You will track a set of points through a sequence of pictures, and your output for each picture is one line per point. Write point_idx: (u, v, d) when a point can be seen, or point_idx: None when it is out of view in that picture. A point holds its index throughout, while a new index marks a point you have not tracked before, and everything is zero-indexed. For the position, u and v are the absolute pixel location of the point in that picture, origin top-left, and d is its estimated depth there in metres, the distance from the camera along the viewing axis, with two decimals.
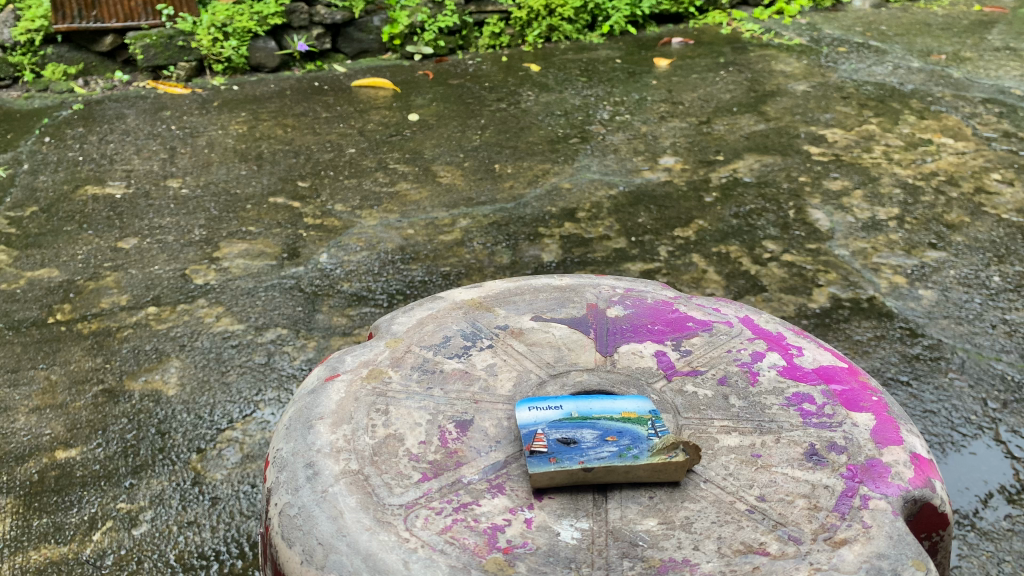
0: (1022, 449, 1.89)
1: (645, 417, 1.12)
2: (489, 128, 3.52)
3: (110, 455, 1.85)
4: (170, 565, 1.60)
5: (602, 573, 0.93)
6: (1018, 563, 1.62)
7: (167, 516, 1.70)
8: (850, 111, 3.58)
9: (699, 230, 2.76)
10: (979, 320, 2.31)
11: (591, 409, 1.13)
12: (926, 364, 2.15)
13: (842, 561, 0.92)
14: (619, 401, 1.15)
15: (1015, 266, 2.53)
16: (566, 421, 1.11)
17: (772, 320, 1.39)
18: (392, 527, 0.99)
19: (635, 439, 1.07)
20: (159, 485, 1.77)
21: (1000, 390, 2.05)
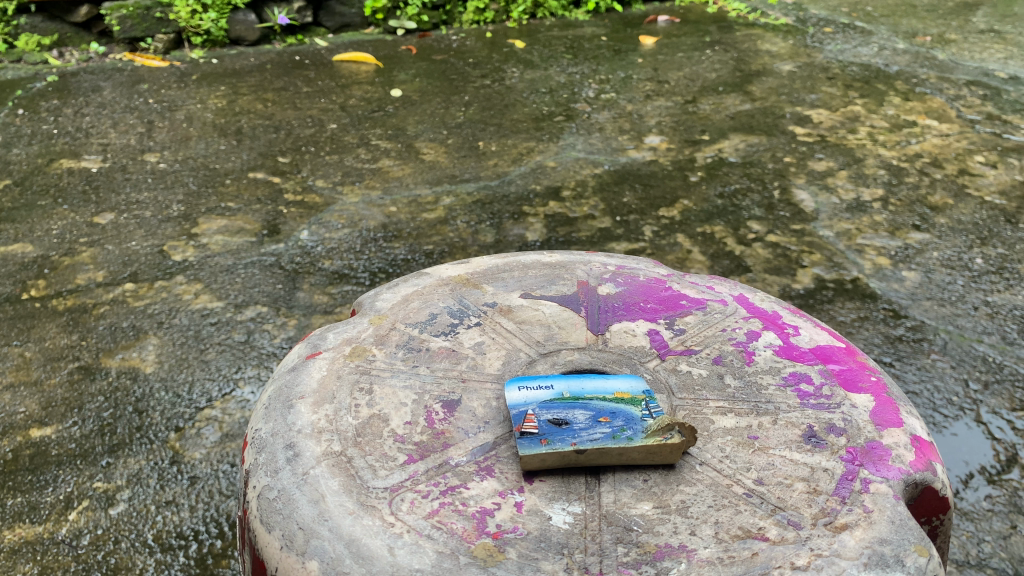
0: (1002, 430, 1.88)
1: (639, 398, 1.08)
2: (473, 105, 3.46)
3: (86, 433, 1.79)
4: (147, 545, 1.55)
5: (597, 560, 0.89)
6: (997, 544, 1.61)
7: (145, 495, 1.65)
8: (836, 92, 3.55)
9: (684, 210, 2.73)
10: (961, 302, 2.29)
11: (584, 390, 1.09)
12: (908, 346, 2.13)
13: (844, 547, 0.89)
14: (612, 381, 1.11)
15: (998, 248, 2.52)
16: (558, 403, 1.07)
17: (767, 299, 1.35)
18: (376, 511, 0.95)
19: (628, 420, 1.03)
20: (136, 464, 1.72)
21: (982, 371, 2.04)
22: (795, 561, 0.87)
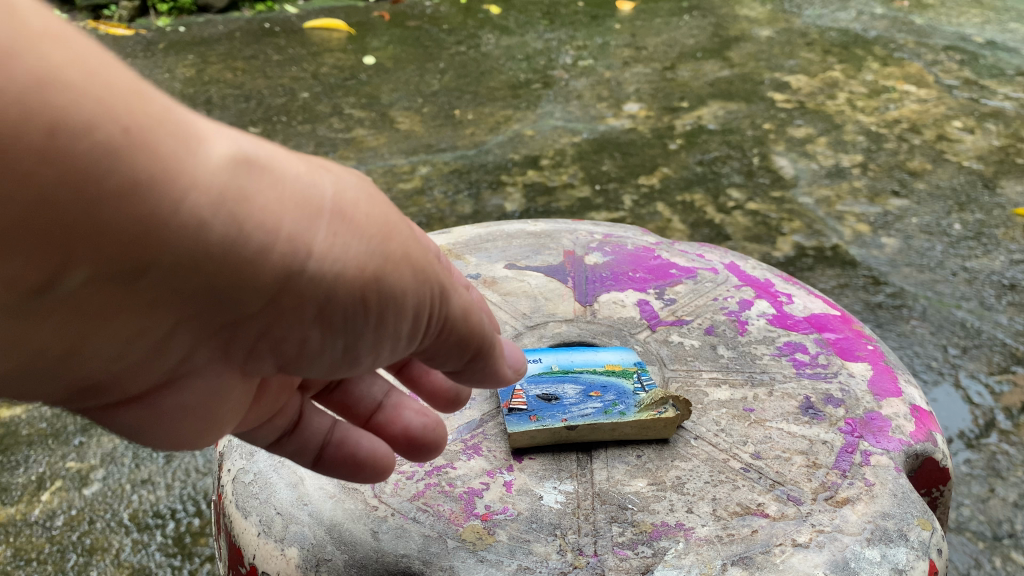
0: (980, 395, 1.87)
1: (630, 369, 1.05)
2: (449, 73, 3.38)
3: (57, 414, 1.90)
4: (124, 525, 1.64)
5: (591, 541, 0.85)
6: (976, 507, 1.61)
7: (120, 474, 1.75)
8: (815, 57, 3.49)
9: (664, 178, 2.69)
10: (940, 268, 2.27)
11: (573, 363, 1.06)
12: (888, 313, 2.12)
13: (846, 523, 0.86)
14: (602, 354, 1.08)
15: (976, 214, 2.49)
16: (547, 375, 1.03)
17: (759, 266, 1.31)
18: (359, 495, 0.91)
19: (620, 394, 0.99)
20: (110, 444, 1.82)
21: (961, 337, 2.03)
22: (797, 538, 0.84)
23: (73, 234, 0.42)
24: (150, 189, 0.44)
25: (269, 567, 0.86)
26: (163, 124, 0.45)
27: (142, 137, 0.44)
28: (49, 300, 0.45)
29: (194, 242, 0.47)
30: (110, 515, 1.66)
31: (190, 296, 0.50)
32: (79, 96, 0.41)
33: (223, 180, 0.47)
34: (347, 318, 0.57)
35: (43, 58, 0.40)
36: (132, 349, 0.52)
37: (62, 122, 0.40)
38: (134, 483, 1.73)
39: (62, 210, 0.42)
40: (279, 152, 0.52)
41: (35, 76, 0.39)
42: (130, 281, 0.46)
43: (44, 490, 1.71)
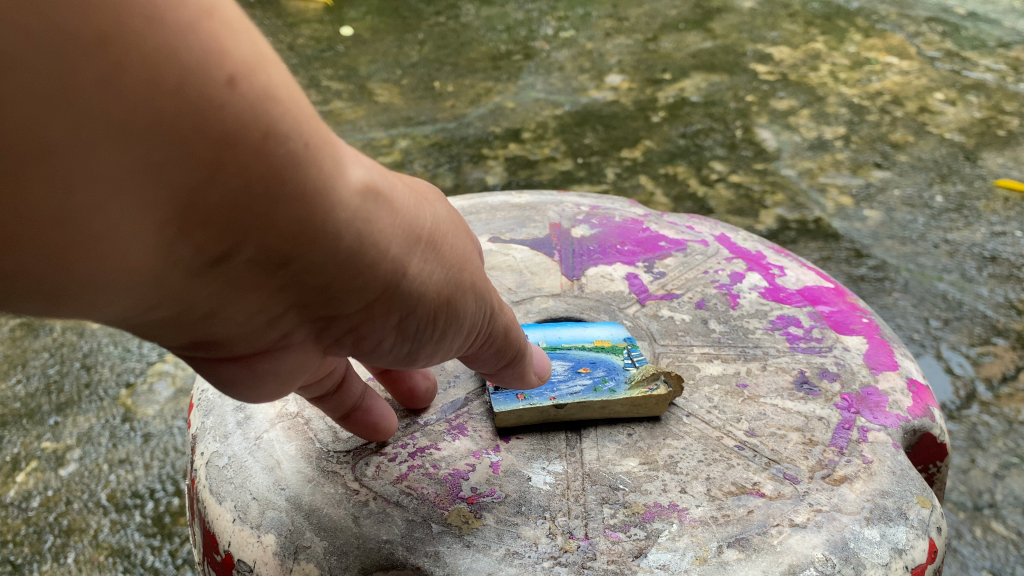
0: (962, 366, 1.85)
1: (620, 343, 1.02)
2: (428, 44, 3.31)
3: (32, 392, 1.85)
4: (101, 505, 1.60)
5: (581, 523, 0.82)
6: (957, 479, 1.61)
7: (96, 454, 1.70)
8: (798, 29, 3.37)
9: (646, 151, 2.65)
10: (922, 240, 2.24)
11: (561, 338, 1.03)
12: (870, 285, 2.10)
13: (844, 502, 0.83)
14: (591, 329, 1.05)
15: (958, 186, 2.44)
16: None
17: (750, 238, 1.28)
18: (338, 477, 0.87)
19: (610, 371, 0.96)
20: (87, 423, 1.77)
21: (942, 309, 2.01)
22: (794, 518, 0.81)
23: (257, 219, 0.54)
24: (316, 196, 0.57)
25: (245, 555, 0.82)
26: (329, 149, 0.58)
27: (315, 154, 0.56)
28: (219, 275, 0.56)
29: (335, 248, 0.60)
30: (87, 495, 1.62)
31: (314, 286, 0.62)
32: (286, 115, 0.53)
33: (360, 200, 0.61)
34: (419, 327, 0.72)
35: (269, 80, 0.52)
36: (248, 321, 0.63)
37: (273, 131, 0.52)
38: (113, 463, 1.69)
39: (257, 202, 0.53)
40: (392, 182, 0.67)
41: (265, 93, 0.51)
42: (280, 267, 0.58)
43: (20, 470, 1.66)
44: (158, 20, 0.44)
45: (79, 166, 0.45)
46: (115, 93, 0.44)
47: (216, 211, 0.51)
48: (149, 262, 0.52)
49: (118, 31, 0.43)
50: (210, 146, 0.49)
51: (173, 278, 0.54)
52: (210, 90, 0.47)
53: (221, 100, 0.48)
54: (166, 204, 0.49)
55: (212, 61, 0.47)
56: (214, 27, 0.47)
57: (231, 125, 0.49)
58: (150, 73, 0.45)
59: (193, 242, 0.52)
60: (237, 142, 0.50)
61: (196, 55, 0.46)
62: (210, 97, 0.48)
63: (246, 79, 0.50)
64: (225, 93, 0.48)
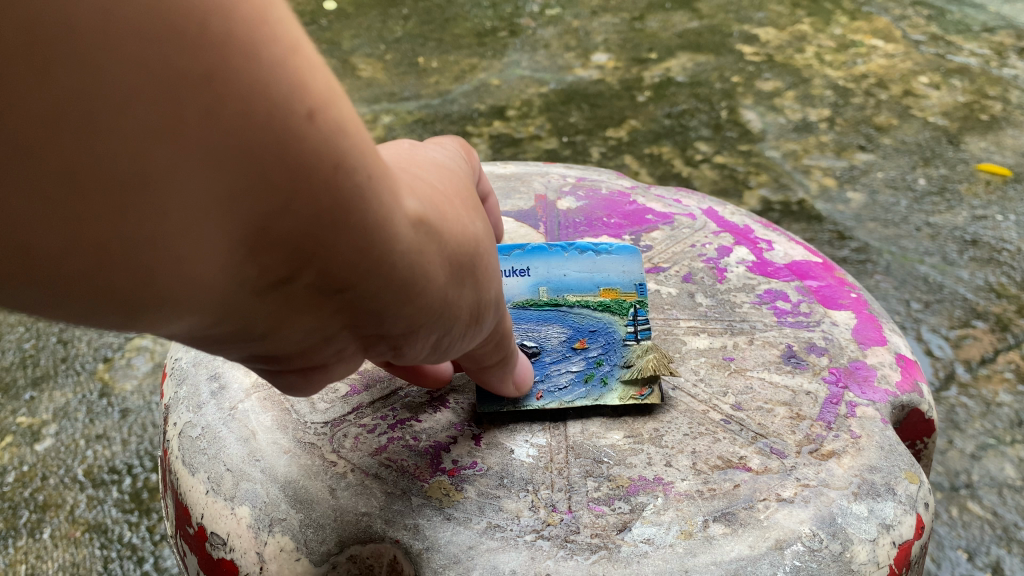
0: (941, 348, 1.85)
1: (630, 295, 1.04)
2: (412, 19, 3.25)
3: (7, 366, 1.81)
4: (77, 481, 1.57)
5: (564, 496, 0.80)
6: (936, 460, 1.61)
7: (73, 429, 1.67)
8: (784, 9, 3.32)
9: (631, 130, 2.62)
10: (904, 223, 2.23)
11: (567, 284, 1.06)
12: (853, 267, 2.09)
13: (832, 477, 0.82)
14: (601, 272, 1.07)
15: (941, 169, 2.43)
16: (536, 308, 1.03)
17: (738, 212, 1.26)
18: (315, 449, 0.85)
19: (607, 349, 0.98)
20: (63, 398, 1.74)
21: (923, 292, 2.01)
22: (781, 493, 0.80)
23: (320, 250, 0.52)
24: (376, 226, 0.55)
25: (218, 527, 0.80)
26: (386, 178, 0.57)
27: (377, 186, 0.55)
28: (275, 299, 0.53)
29: (390, 276, 0.59)
30: (64, 471, 1.59)
31: (364, 312, 0.61)
32: (357, 149, 0.51)
33: (414, 230, 0.60)
34: (449, 341, 0.72)
35: (342, 113, 0.50)
36: (298, 341, 0.60)
37: (345, 164, 0.50)
38: (90, 439, 1.65)
39: (323, 231, 0.51)
40: (440, 207, 0.65)
41: (340, 126, 0.49)
42: (336, 295, 0.56)
43: None
44: (255, 55, 0.42)
45: (165, 197, 0.42)
46: (209, 124, 0.41)
47: (284, 239, 0.49)
48: (212, 293, 0.49)
49: (220, 64, 0.41)
50: (285, 179, 0.47)
51: (236, 300, 0.51)
52: (293, 123, 0.46)
53: (302, 135, 0.46)
54: (239, 230, 0.46)
55: (296, 93, 0.45)
56: (300, 58, 0.45)
57: (309, 158, 0.47)
58: (244, 107, 0.43)
59: (261, 264, 0.50)
60: (313, 174, 0.48)
61: (284, 86, 0.44)
62: (292, 130, 0.46)
63: (325, 113, 0.48)
64: (305, 127, 0.46)
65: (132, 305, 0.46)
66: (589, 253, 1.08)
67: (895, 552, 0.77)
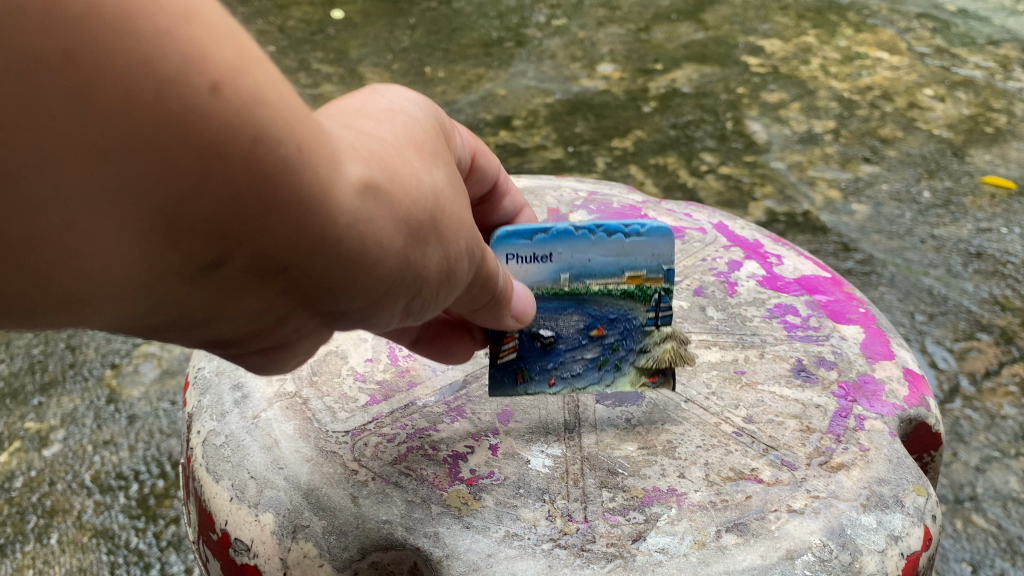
0: (945, 360, 1.87)
1: (656, 281, 0.90)
2: (419, 28, 3.28)
3: (16, 371, 1.83)
4: (85, 486, 1.59)
5: (580, 506, 0.82)
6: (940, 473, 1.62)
7: (81, 435, 1.69)
8: (789, 21, 3.34)
9: (637, 141, 2.65)
10: (909, 235, 2.25)
11: (590, 270, 0.89)
12: (857, 279, 2.11)
13: (841, 488, 0.84)
14: (631, 252, 0.89)
15: (945, 182, 2.45)
16: (556, 297, 0.89)
17: (748, 226, 1.28)
18: (337, 457, 0.87)
19: (624, 334, 0.93)
20: (71, 404, 1.76)
21: (927, 304, 2.02)
22: (792, 504, 0.82)
23: (248, 232, 0.46)
24: (315, 200, 0.48)
25: (243, 534, 0.82)
26: (324, 142, 0.49)
27: (315, 155, 0.48)
28: (206, 289, 0.48)
29: (342, 255, 0.52)
30: (71, 476, 1.61)
31: (315, 297, 0.55)
32: (277, 117, 0.44)
33: (363, 200, 0.53)
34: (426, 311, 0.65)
35: (258, 78, 0.43)
36: (248, 332, 0.55)
37: (264, 134, 0.44)
38: (97, 444, 1.67)
39: (249, 211, 0.45)
40: (403, 172, 0.57)
41: (253, 94, 0.43)
42: (279, 278, 0.50)
43: (3, 450, 1.65)
44: (126, 26, 0.37)
45: (42, 190, 0.38)
46: (72, 105, 0.36)
47: (202, 225, 0.43)
48: (132, 282, 0.44)
49: (79, 41, 0.35)
50: (188, 159, 0.41)
51: (161, 292, 0.46)
52: (190, 98, 0.39)
53: (198, 105, 0.40)
54: (139, 214, 0.41)
55: (190, 61, 0.39)
56: (184, 25, 0.39)
57: (216, 133, 0.41)
58: (113, 79, 0.37)
59: (182, 252, 0.44)
60: (221, 147, 0.42)
61: (169, 60, 0.38)
62: (185, 105, 0.39)
63: (231, 77, 0.41)
64: (208, 100, 0.40)
65: (33, 299, 0.43)
66: (619, 233, 0.87)
67: (902, 563, 0.79)
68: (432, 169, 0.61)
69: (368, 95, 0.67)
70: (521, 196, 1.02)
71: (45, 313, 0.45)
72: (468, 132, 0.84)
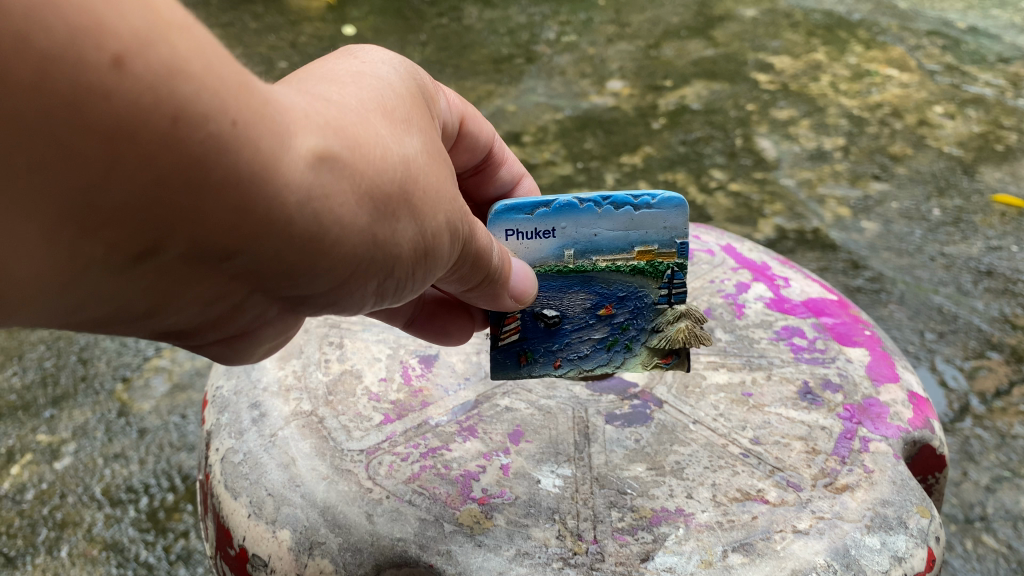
0: (956, 379, 1.88)
1: (668, 255, 0.95)
2: (430, 45, 3.33)
3: (28, 384, 1.87)
4: (95, 499, 1.61)
5: (590, 526, 0.84)
6: (949, 492, 1.62)
7: (92, 448, 1.71)
8: (798, 38, 3.37)
9: (646, 157, 2.67)
10: (919, 253, 2.26)
11: (597, 245, 0.95)
12: (867, 297, 2.12)
13: (846, 509, 0.85)
14: (641, 228, 0.94)
15: (955, 200, 2.46)
16: (560, 274, 0.96)
17: (756, 249, 1.30)
18: (352, 476, 0.89)
19: (633, 314, 0.99)
20: (82, 417, 1.78)
21: (937, 322, 2.03)
22: (797, 525, 0.83)
23: (185, 215, 0.51)
24: (253, 178, 0.53)
25: (260, 549, 0.84)
26: (267, 115, 0.54)
27: (250, 130, 0.52)
28: (151, 272, 0.54)
29: (292, 232, 0.58)
30: (82, 488, 1.63)
31: (273, 273, 0.61)
32: (200, 90, 0.48)
33: (311, 170, 0.57)
34: (397, 284, 0.71)
35: (173, 51, 0.47)
36: (210, 307, 0.63)
37: (184, 112, 0.48)
38: (108, 457, 1.70)
39: (178, 195, 0.50)
40: (360, 143, 0.62)
41: (167, 68, 0.46)
42: (223, 262, 0.57)
43: (15, 463, 1.68)
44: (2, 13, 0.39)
45: None
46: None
47: (129, 212, 0.49)
48: (77, 265, 0.51)
49: None
50: (103, 137, 0.45)
51: (113, 272, 0.53)
52: (92, 75, 0.43)
53: (106, 84, 0.44)
54: (69, 204, 0.47)
55: (89, 39, 0.43)
56: (61, 3, 0.41)
57: (125, 112, 0.45)
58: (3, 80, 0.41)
59: (105, 242, 0.50)
60: (137, 131, 0.46)
61: (52, 41, 0.41)
62: (86, 84, 0.43)
63: (137, 52, 0.45)
64: (112, 77, 0.44)
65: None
66: (628, 207, 0.94)
67: None
68: (389, 134, 0.66)
69: (346, 63, 0.72)
70: (518, 165, 1.09)
71: (19, 302, 0.52)
72: (454, 95, 0.91)
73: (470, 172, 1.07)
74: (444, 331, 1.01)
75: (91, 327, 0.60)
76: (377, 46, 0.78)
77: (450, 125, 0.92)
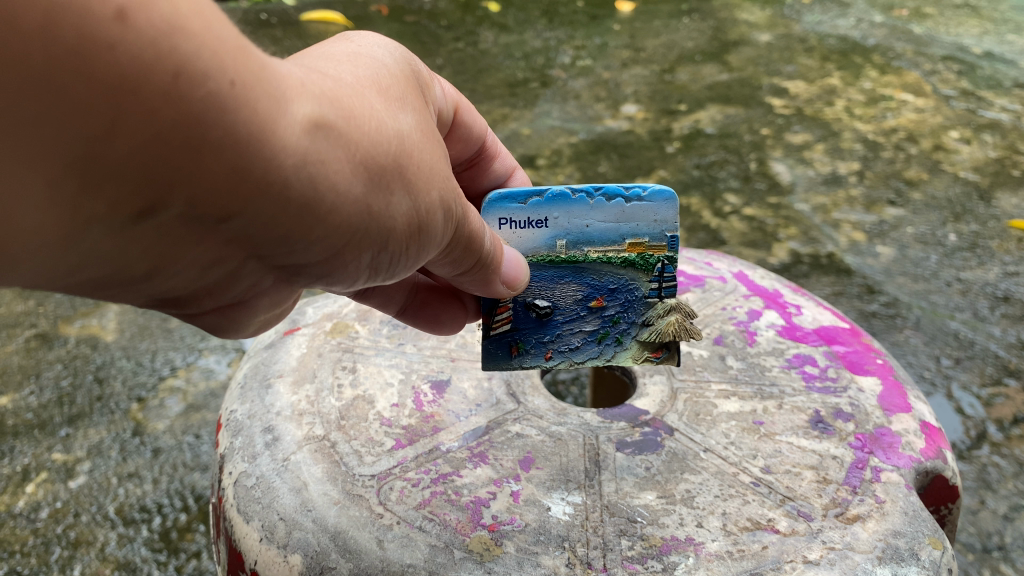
0: (973, 407, 1.86)
1: (658, 248, 0.97)
2: (446, 69, 3.36)
3: (44, 403, 1.88)
4: (108, 518, 1.62)
5: (600, 554, 0.84)
6: (964, 520, 1.61)
7: (106, 467, 1.73)
8: (813, 63, 3.38)
9: (660, 180, 2.68)
10: (934, 278, 2.25)
11: (589, 237, 0.97)
12: (882, 322, 2.12)
13: (857, 540, 0.85)
14: (633, 221, 0.97)
15: (972, 225, 2.45)
16: (551, 263, 0.99)
17: (768, 276, 1.30)
18: (363, 501, 0.89)
19: (624, 307, 1.01)
20: (97, 436, 1.80)
21: (953, 348, 2.02)
22: (807, 555, 0.83)
23: (183, 174, 0.52)
24: (250, 139, 0.54)
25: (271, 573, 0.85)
26: (265, 81, 0.55)
27: (248, 91, 0.53)
28: (148, 231, 0.55)
29: (288, 196, 0.59)
30: (96, 508, 1.64)
31: (269, 238, 0.62)
32: (200, 48, 0.49)
33: (308, 135, 0.59)
34: (390, 258, 0.72)
35: (172, 9, 0.48)
36: (205, 272, 0.63)
37: (186, 69, 0.49)
38: (121, 477, 1.71)
39: (178, 154, 0.51)
40: (352, 113, 0.63)
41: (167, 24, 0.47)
42: (220, 223, 0.57)
43: (30, 481, 1.69)
44: None
45: None
46: None
47: (128, 168, 0.49)
48: (74, 223, 0.51)
49: None
50: (105, 89, 0.46)
51: (109, 232, 0.53)
52: (93, 25, 0.44)
53: (108, 36, 0.45)
54: (67, 156, 0.47)
55: None
56: None
57: (126, 64, 0.46)
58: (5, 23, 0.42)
59: (106, 199, 0.51)
60: (139, 83, 0.47)
61: None
62: (91, 34, 0.44)
63: (139, 7, 0.46)
64: (113, 29, 0.45)
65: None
66: (619, 199, 0.96)
67: None
68: (382, 108, 0.67)
69: (343, 45, 0.74)
70: (511, 159, 1.11)
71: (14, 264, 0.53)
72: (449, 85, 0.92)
73: (465, 165, 1.09)
74: (436, 317, 1.05)
75: (87, 292, 0.60)
76: (373, 32, 0.79)
77: (445, 113, 0.92)
